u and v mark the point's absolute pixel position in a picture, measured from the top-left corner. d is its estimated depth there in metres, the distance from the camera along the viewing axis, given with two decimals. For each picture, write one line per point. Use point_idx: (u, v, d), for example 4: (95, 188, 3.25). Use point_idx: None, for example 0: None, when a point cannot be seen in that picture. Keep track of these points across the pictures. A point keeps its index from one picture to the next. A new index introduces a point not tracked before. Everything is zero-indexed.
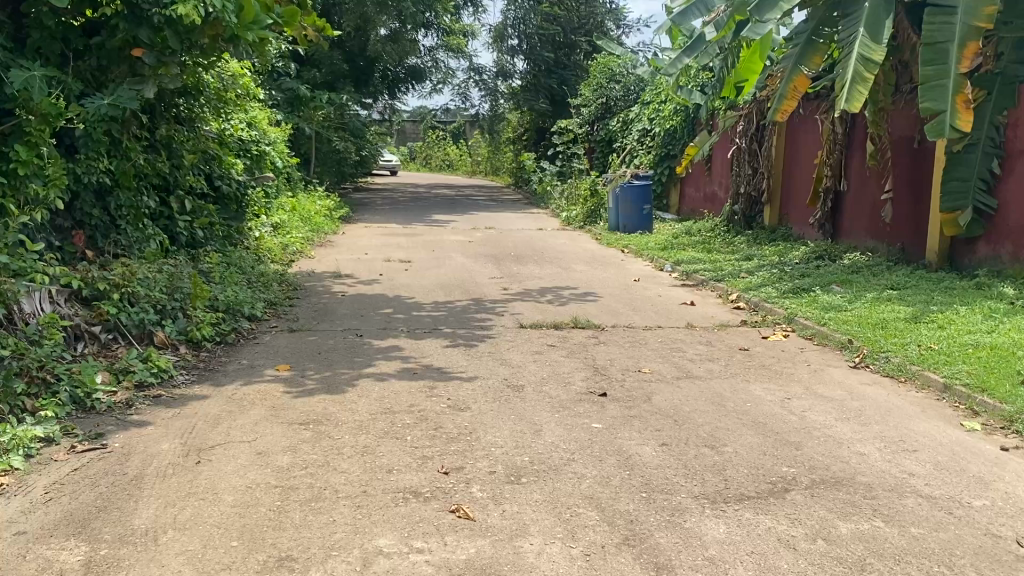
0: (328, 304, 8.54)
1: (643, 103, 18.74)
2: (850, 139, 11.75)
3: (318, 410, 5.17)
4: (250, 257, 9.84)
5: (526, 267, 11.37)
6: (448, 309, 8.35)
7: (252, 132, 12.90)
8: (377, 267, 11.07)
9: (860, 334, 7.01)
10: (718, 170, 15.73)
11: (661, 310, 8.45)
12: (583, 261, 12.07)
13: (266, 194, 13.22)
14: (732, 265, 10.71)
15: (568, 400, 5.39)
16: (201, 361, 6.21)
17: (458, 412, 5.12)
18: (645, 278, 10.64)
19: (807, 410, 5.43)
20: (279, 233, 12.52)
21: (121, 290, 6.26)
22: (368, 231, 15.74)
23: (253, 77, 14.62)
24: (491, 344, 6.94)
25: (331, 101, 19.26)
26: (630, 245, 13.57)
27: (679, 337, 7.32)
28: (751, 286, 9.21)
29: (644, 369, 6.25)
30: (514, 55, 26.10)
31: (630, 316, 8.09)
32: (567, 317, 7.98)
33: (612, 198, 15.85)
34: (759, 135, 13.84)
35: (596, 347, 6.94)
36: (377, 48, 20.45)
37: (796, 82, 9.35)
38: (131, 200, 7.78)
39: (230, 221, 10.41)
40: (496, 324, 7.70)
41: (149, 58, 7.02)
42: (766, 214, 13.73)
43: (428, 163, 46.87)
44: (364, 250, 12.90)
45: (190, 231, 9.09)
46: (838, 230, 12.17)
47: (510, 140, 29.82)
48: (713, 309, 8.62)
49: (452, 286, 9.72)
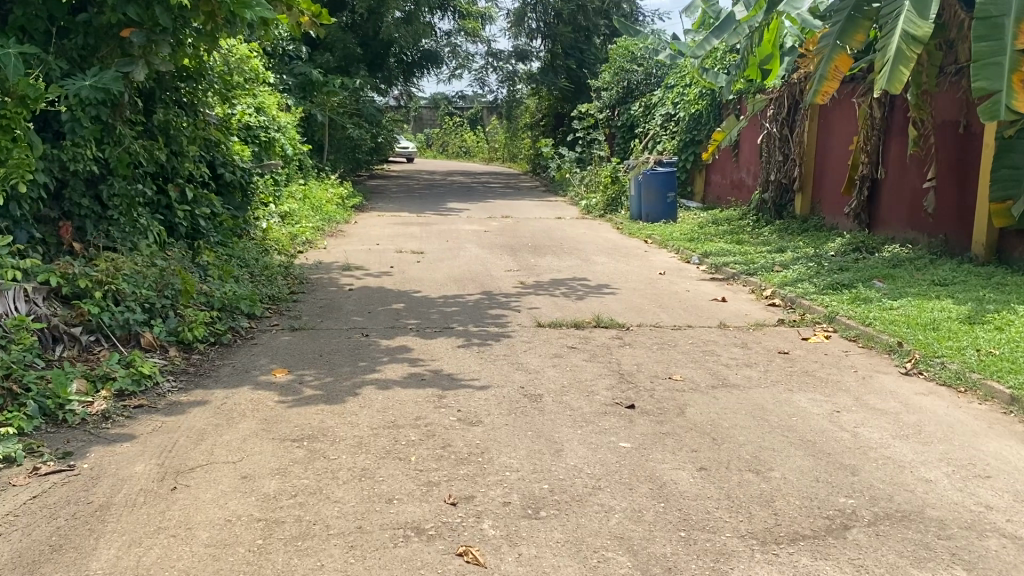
0: (334, 299, 8.03)
1: (666, 87, 18.14)
2: (889, 124, 11.13)
3: (315, 424, 4.66)
4: (255, 248, 9.33)
5: (544, 258, 10.81)
6: (461, 304, 7.83)
7: (260, 118, 12.40)
8: (388, 258, 10.55)
9: (911, 336, 6.41)
10: (746, 157, 15.14)
11: (690, 307, 7.88)
12: (604, 252, 11.50)
13: (275, 181, 12.74)
14: (764, 258, 10.10)
15: (592, 413, 4.85)
16: (192, 365, 5.72)
17: (470, 427, 4.60)
18: (672, 271, 10.06)
19: (860, 426, 4.85)
20: (287, 223, 12.04)
21: (105, 287, 5.79)
22: (381, 220, 15.23)
23: (262, 60, 14.11)
24: (507, 346, 6.40)
25: (344, 86, 18.72)
26: (653, 235, 12.99)
27: (711, 339, 6.75)
28: (786, 281, 8.61)
29: (674, 376, 5.69)
30: (532, 39, 25.47)
31: (656, 314, 7.52)
32: (589, 314, 7.43)
33: (634, 186, 15.24)
34: (789, 120, 13.22)
35: (621, 349, 6.39)
36: (391, 31, 19.66)
37: (836, 62, 8.82)
38: (127, 188, 7.26)
39: (236, 210, 9.91)
40: (512, 322, 7.16)
41: (138, 37, 6.42)
42: (798, 203, 13.10)
43: (445, 150, 46.31)
44: (375, 239, 12.39)
45: (191, 221, 8.50)
46: (874, 220, 11.52)
47: (527, 125, 29.23)
48: (745, 306, 8.03)
49: (466, 279, 9.19)
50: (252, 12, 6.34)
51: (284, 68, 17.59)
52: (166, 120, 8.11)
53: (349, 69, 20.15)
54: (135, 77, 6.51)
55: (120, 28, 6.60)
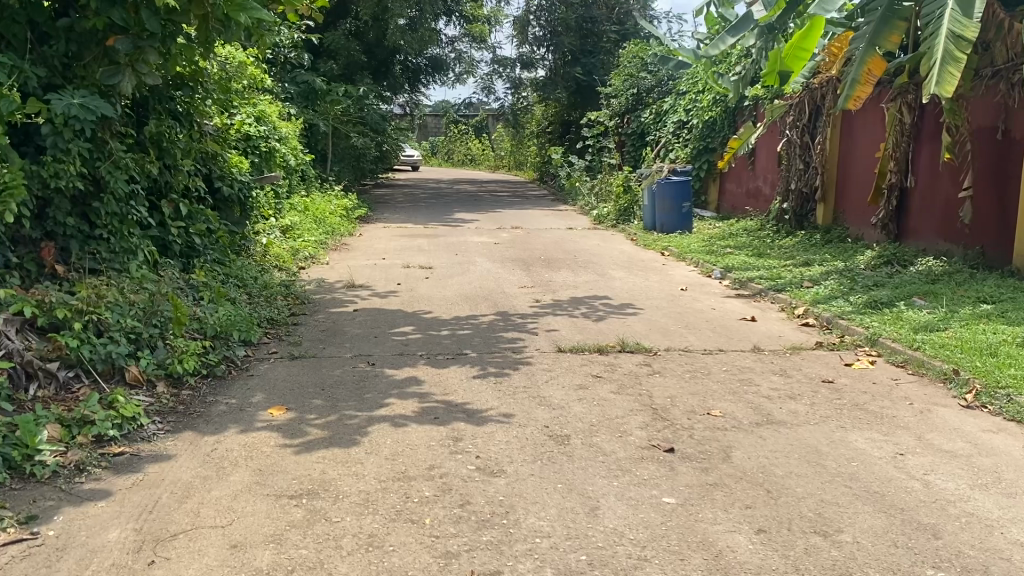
0: (337, 322, 7.50)
1: (678, 93, 17.64)
2: (919, 130, 10.60)
3: (315, 475, 4.12)
4: (253, 267, 8.82)
5: (559, 274, 10.27)
6: (473, 326, 7.28)
7: (260, 128, 11.96)
8: (394, 274, 10.03)
9: (967, 362, 5.86)
10: (764, 164, 14.62)
11: (720, 328, 7.34)
12: (621, 266, 10.98)
13: (275, 194, 12.24)
14: (792, 272, 9.55)
15: (628, 459, 4.32)
16: (180, 403, 5.19)
17: (491, 479, 4.06)
18: (694, 287, 9.53)
19: (931, 473, 4.30)
20: (288, 237, 11.53)
21: (87, 316, 5.26)
22: (386, 232, 14.71)
23: (261, 69, 13.66)
24: (526, 374, 5.85)
25: (349, 94, 18.33)
26: (670, 247, 12.45)
27: (747, 367, 6.19)
28: (820, 299, 8.08)
29: (713, 411, 5.14)
30: (538, 46, 24.96)
31: (684, 336, 6.98)
32: (613, 337, 6.88)
33: (648, 196, 14.70)
34: (811, 128, 12.62)
35: (651, 379, 5.84)
36: (396, 38, 18.93)
37: (871, 65, 8.34)
38: (117, 205, 6.70)
39: (234, 225, 9.42)
40: (530, 346, 6.61)
41: (124, 45, 5.79)
42: (820, 213, 12.57)
43: (451, 157, 45.88)
44: (381, 254, 11.86)
45: (185, 238, 7.97)
46: (903, 231, 10.97)
47: (534, 133, 28.76)
48: (778, 327, 7.48)
49: (477, 298, 8.64)
50: (248, 16, 5.84)
51: (285, 77, 17.17)
52: (159, 132, 7.52)
53: (353, 77, 19.68)
54: (121, 88, 5.88)
55: (106, 33, 5.99)
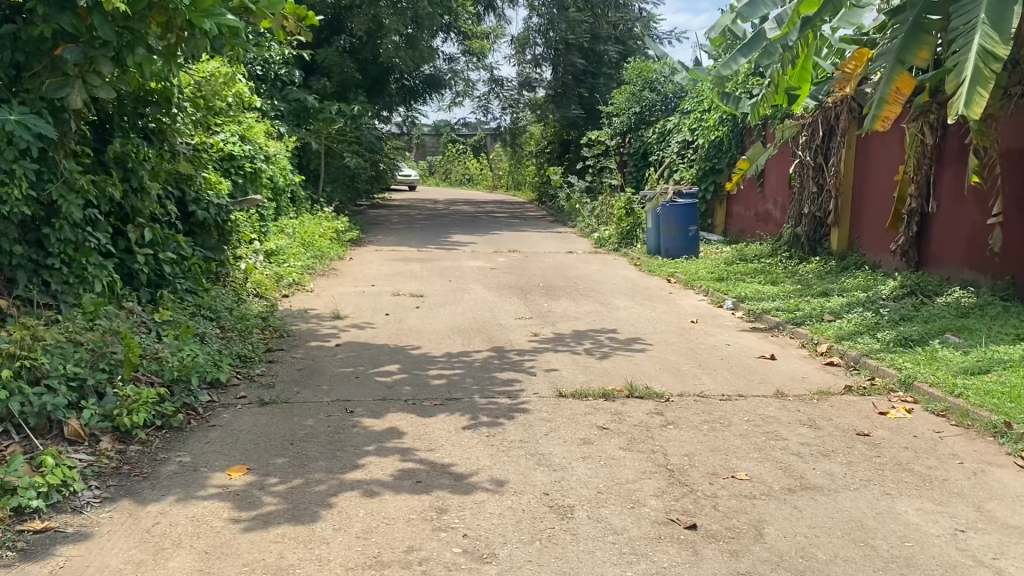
0: (317, 360, 6.84)
1: (682, 112, 17.07)
2: (942, 153, 10.04)
3: (270, 561, 3.44)
4: (229, 297, 8.18)
5: (559, 303, 9.63)
6: (466, 364, 6.63)
7: (244, 147, 11.36)
8: (383, 303, 9.40)
9: (1020, 413, 5.20)
10: (773, 187, 14.05)
11: (737, 369, 6.69)
12: (625, 294, 10.34)
13: (259, 217, 11.63)
14: (810, 303, 8.92)
15: (642, 540, 3.66)
16: (125, 461, 4.53)
17: (480, 568, 3.39)
18: (705, 318, 8.89)
19: (1002, 558, 3.61)
20: (273, 262, 10.91)
21: (20, 361, 4.61)
22: (377, 256, 14.10)
23: (249, 86, 13.08)
24: (523, 424, 5.19)
25: (342, 113, 17.75)
26: (677, 274, 11.82)
27: (772, 417, 5.54)
28: (844, 335, 7.45)
29: (739, 474, 4.49)
30: (538, 64, 24.40)
31: (698, 379, 6.33)
32: (620, 378, 6.23)
33: (653, 219, 14.08)
34: (826, 148, 12.03)
35: (665, 431, 5.18)
36: (391, 54, 18.25)
37: (899, 83, 7.74)
38: (73, 231, 6.04)
39: (212, 252, 8.82)
40: (527, 389, 5.96)
41: (73, 54, 5.19)
42: (834, 238, 11.97)
43: (448, 177, 45.47)
44: (371, 280, 11.23)
45: (152, 267, 7.34)
46: (924, 258, 10.37)
47: (533, 153, 28.22)
48: (801, 368, 6.84)
49: (471, 331, 7.99)
50: (212, 23, 5.18)
51: (277, 94, 16.51)
52: (124, 151, 6.95)
53: (347, 94, 19.13)
54: (69, 103, 5.28)
55: (56, 41, 5.37)
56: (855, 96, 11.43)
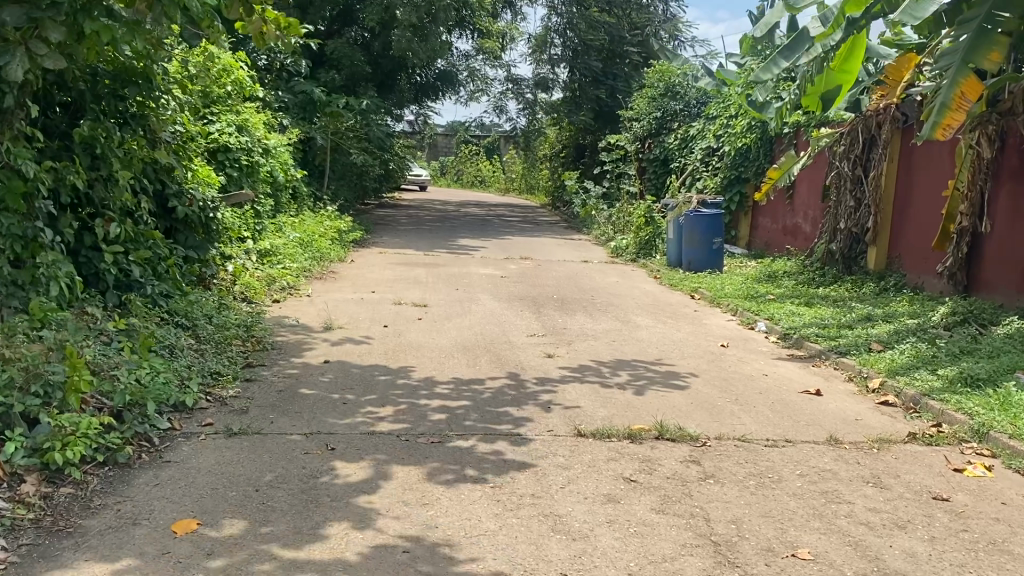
0: (301, 381, 6.03)
1: (707, 117, 16.24)
2: (999, 167, 9.19)
3: None
4: (209, 304, 7.39)
5: (574, 319, 8.79)
6: (470, 393, 5.80)
7: (241, 138, 10.64)
8: (382, 313, 8.58)
9: None
10: (805, 199, 13.20)
11: (781, 409, 5.85)
12: (647, 311, 9.51)
13: (255, 215, 10.86)
14: (853, 330, 8.08)
15: None
16: (48, 511, 3.70)
17: None
18: (737, 343, 8.05)
19: None
20: (265, 263, 10.10)
21: None
22: (380, 259, 13.29)
23: (248, 74, 12.29)
24: (535, 473, 4.37)
25: (349, 107, 16.98)
26: (701, 289, 10.98)
27: (828, 472, 4.69)
28: (897, 370, 6.59)
29: (800, 551, 3.66)
30: (555, 65, 23.59)
31: (738, 420, 5.49)
32: (648, 416, 5.40)
33: (674, 229, 13.24)
34: (865, 159, 11.15)
35: (704, 487, 4.35)
36: (403, 46, 17.28)
37: (966, 86, 6.95)
38: (19, 224, 5.23)
39: (195, 251, 8.07)
40: (541, 427, 5.12)
41: (12, 15, 4.37)
42: (872, 257, 11.12)
43: (460, 178, 44.71)
44: (371, 286, 10.43)
45: (122, 268, 6.57)
46: (974, 282, 9.50)
47: (547, 156, 27.36)
48: (852, 408, 5.99)
49: (477, 349, 7.16)
50: None
51: (282, 85, 15.91)
52: (91, 136, 6.21)
53: (356, 89, 18.32)
54: (9, 74, 4.42)
55: None
56: (899, 105, 10.57)
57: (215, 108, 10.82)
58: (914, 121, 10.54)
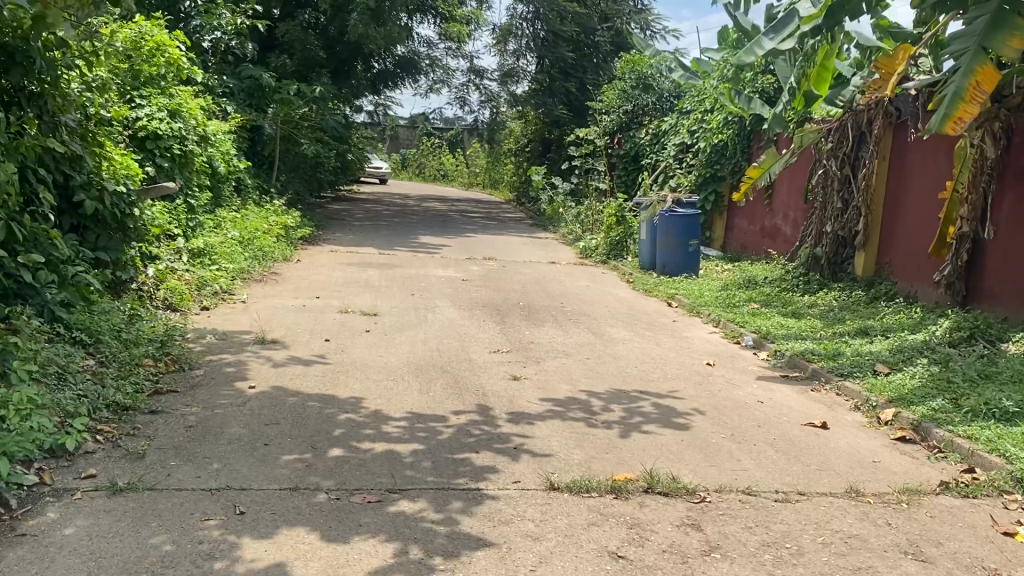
0: (220, 414, 5.03)
1: (680, 111, 15.46)
2: (1003, 170, 8.42)
3: None
4: (121, 316, 6.35)
5: (543, 331, 7.86)
6: (422, 434, 4.85)
7: (174, 125, 9.59)
8: (325, 324, 7.57)
9: None
10: (784, 199, 12.45)
11: (787, 449, 5.00)
12: (622, 322, 8.62)
13: (186, 209, 9.81)
14: (851, 347, 7.29)
15: None
16: None
17: None
18: (725, 362, 7.20)
19: None
20: (197, 264, 9.02)
21: None
22: (330, 258, 12.23)
23: (184, 53, 11.19)
24: (498, 550, 3.47)
25: (301, 94, 15.89)
26: (678, 296, 10.14)
27: (856, 538, 3.83)
28: (912, 399, 5.78)
29: None
30: (522, 56, 22.64)
31: (741, 466, 4.61)
32: (634, 463, 4.52)
33: (647, 230, 12.41)
34: (854, 157, 10.40)
35: (710, 566, 3.47)
36: (359, 30, 16.16)
37: (980, 75, 5.92)
38: None
39: (108, 252, 7.01)
40: (507, 481, 4.21)
41: None
42: (860, 262, 10.36)
43: (422, 172, 43.63)
44: (315, 290, 9.41)
45: (9, 271, 5.54)
46: (973, 293, 8.74)
47: (512, 150, 26.45)
48: (869, 448, 5.16)
49: (432, 371, 6.20)
50: None
51: (227, 69, 14.81)
52: None
53: (310, 75, 17.19)
54: None
55: None
56: (893, 98, 9.83)
57: (144, 91, 9.85)
58: (908, 117, 9.81)
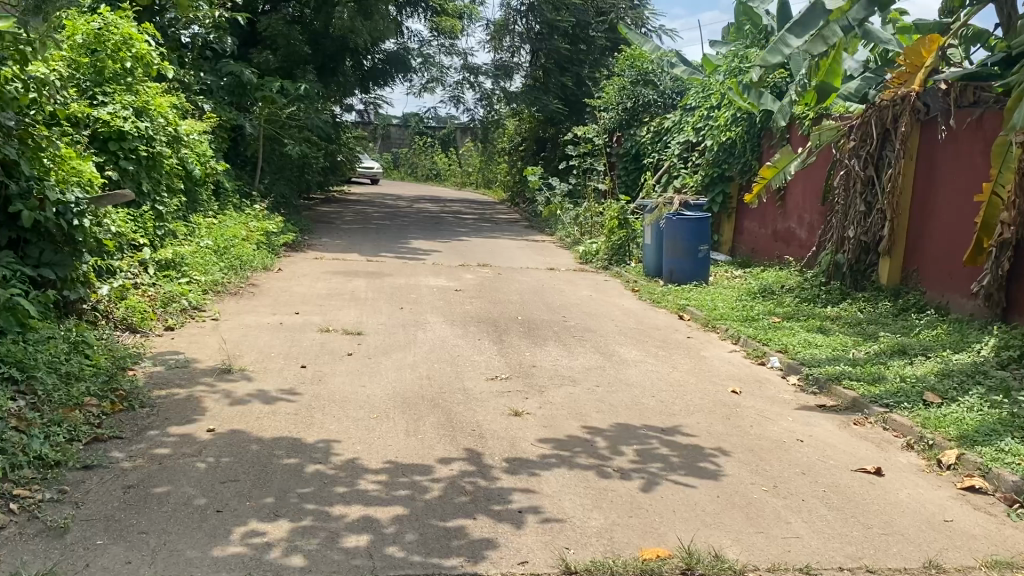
0: (168, 468, 4.22)
1: (685, 108, 14.68)
2: None
3: None
4: (64, 343, 5.53)
5: (546, 353, 7.07)
6: (408, 493, 4.05)
7: (140, 123, 8.81)
8: (302, 347, 6.77)
9: None
10: (799, 200, 11.68)
11: (842, 506, 4.21)
12: (632, 339, 7.84)
13: (154, 215, 9.01)
14: (892, 370, 6.50)
15: None
16: None
17: None
18: (751, 388, 6.42)
19: None
20: (164, 277, 8.20)
21: None
22: (315, 266, 11.43)
23: (153, 46, 10.36)
24: None
25: (284, 90, 15.06)
26: (691, 307, 9.36)
27: None
28: (977, 437, 4.98)
29: None
30: (517, 51, 21.66)
31: (793, 533, 3.83)
32: (665, 533, 3.74)
33: (653, 234, 11.63)
34: (878, 157, 9.51)
35: None
36: (345, 23, 15.30)
37: None
38: None
39: (54, 269, 6.21)
40: (511, 562, 3.41)
41: None
42: (885, 270, 9.58)
43: (415, 172, 42.86)
44: (296, 304, 8.60)
45: None
46: (1016, 304, 7.97)
47: (506, 149, 25.63)
48: (936, 501, 4.38)
49: (422, 406, 5.39)
50: None
51: (206, 66, 14.06)
52: None
53: (294, 71, 16.35)
54: None
55: None
56: (921, 94, 9.04)
57: (108, 87, 9.13)
58: (938, 114, 9.03)
